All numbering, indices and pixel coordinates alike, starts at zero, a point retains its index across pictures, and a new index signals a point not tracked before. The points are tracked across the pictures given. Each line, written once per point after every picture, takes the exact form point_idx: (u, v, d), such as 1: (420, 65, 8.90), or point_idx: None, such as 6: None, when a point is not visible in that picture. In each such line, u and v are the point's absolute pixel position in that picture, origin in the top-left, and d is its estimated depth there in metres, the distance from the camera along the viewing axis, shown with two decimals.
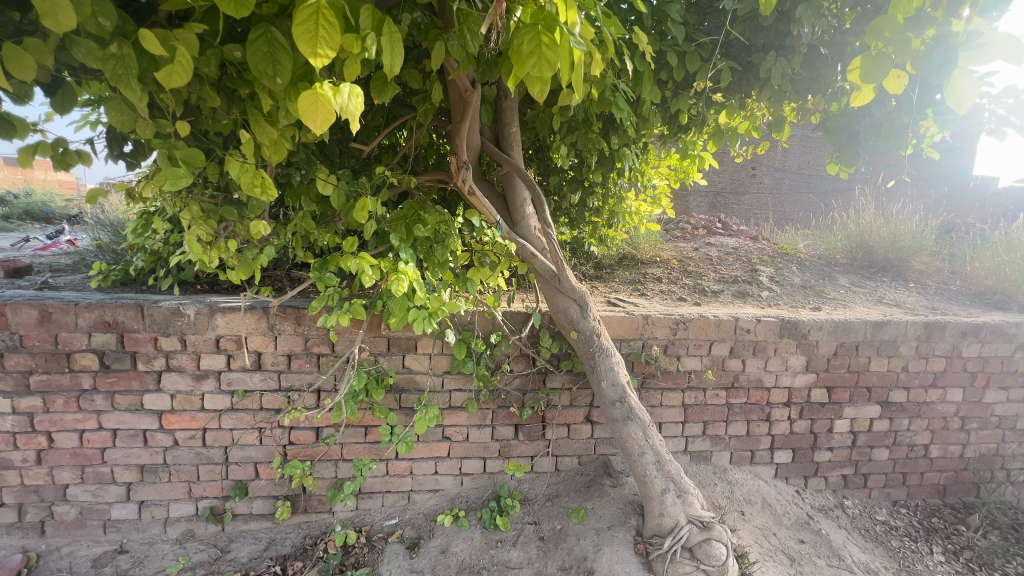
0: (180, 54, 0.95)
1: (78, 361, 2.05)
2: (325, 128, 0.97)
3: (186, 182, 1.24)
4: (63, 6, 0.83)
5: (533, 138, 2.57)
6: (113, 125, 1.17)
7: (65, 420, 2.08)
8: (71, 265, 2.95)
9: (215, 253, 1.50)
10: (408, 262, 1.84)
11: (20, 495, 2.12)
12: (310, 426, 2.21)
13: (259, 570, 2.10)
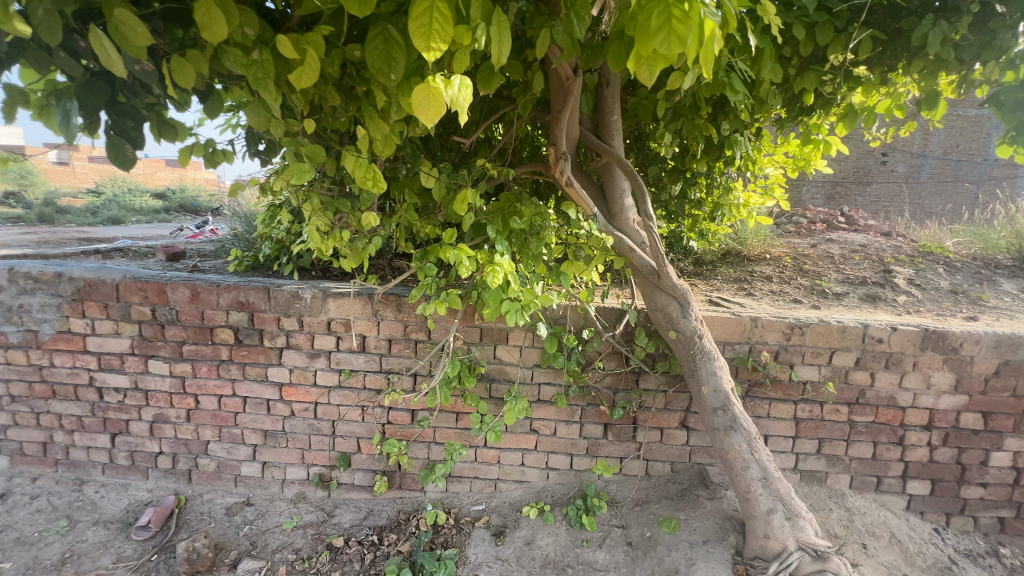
0: (309, 56, 1.03)
1: (219, 335, 2.35)
2: (435, 121, 0.99)
3: (310, 176, 1.36)
4: (218, 19, 0.92)
5: (633, 126, 2.45)
6: (252, 126, 1.30)
7: (208, 385, 2.40)
8: (214, 251, 3.39)
9: (331, 243, 1.62)
10: (503, 254, 1.85)
11: (174, 445, 2.49)
12: (406, 408, 2.33)
13: (359, 537, 2.27)
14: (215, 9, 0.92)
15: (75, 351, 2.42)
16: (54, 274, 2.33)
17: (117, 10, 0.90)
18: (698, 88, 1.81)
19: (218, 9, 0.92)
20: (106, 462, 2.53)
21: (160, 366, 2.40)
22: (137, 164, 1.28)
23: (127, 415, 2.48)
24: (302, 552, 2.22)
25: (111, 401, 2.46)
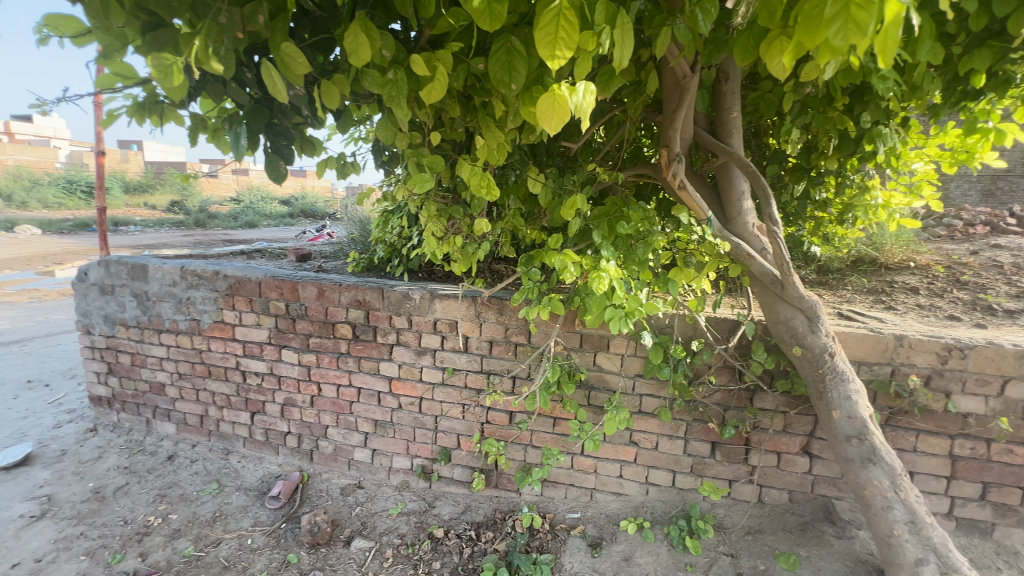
0: (439, 72, 1.08)
1: (340, 330, 2.58)
2: (558, 129, 1.00)
3: (431, 185, 1.44)
4: (363, 45, 1.01)
5: (751, 121, 2.27)
6: (381, 139, 1.40)
7: (330, 375, 2.65)
8: (334, 252, 3.75)
9: (445, 247, 1.70)
10: (609, 259, 1.81)
11: (300, 427, 2.78)
12: (505, 410, 2.38)
13: (458, 530, 2.35)
14: (361, 35, 1.00)
15: (226, 339, 2.80)
16: (213, 272, 2.72)
17: (283, 44, 1.02)
18: (836, 77, 1.63)
19: (363, 35, 1.00)
20: (246, 436, 2.89)
21: (291, 355, 2.70)
22: (289, 178, 1.45)
23: (264, 397, 2.81)
24: (407, 538, 2.35)
25: (252, 383, 2.82)
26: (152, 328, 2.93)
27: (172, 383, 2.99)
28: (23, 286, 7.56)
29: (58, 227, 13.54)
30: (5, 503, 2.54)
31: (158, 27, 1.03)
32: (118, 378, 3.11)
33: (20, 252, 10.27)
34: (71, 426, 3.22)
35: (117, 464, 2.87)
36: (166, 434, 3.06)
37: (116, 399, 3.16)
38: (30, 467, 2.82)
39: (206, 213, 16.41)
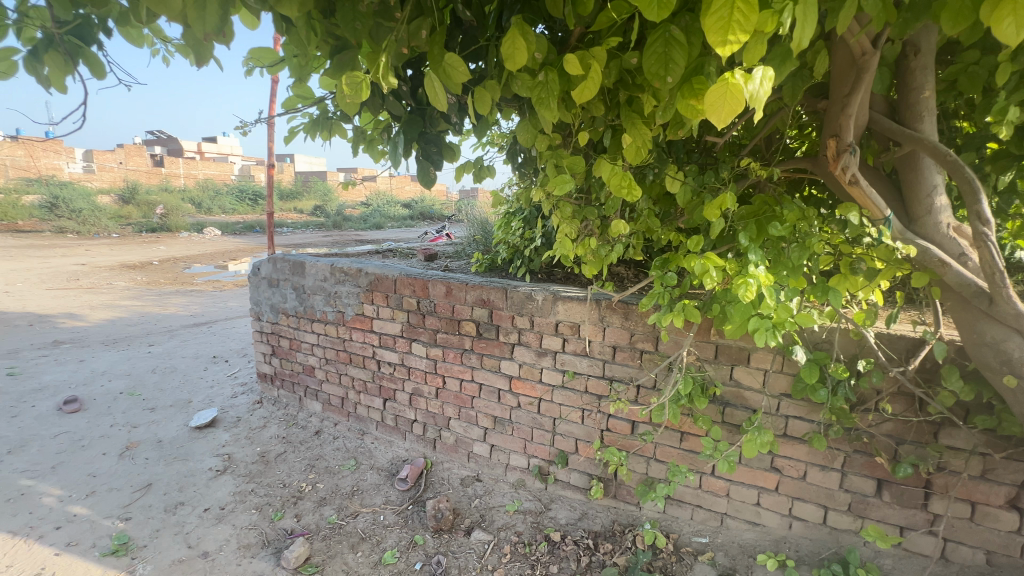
0: (593, 70, 1.05)
1: (465, 327, 2.68)
2: (729, 122, 0.90)
3: (571, 186, 1.42)
4: (520, 49, 1.02)
5: (941, 101, 1.90)
6: (521, 141, 1.42)
7: (454, 369, 2.77)
8: (456, 252, 3.94)
9: (579, 249, 1.67)
10: (758, 264, 1.62)
11: (425, 416, 2.96)
12: (627, 418, 2.28)
13: (575, 536, 2.32)
14: (518, 39, 1.01)
15: (365, 330, 3.08)
16: (357, 269, 3.02)
17: (446, 55, 1.06)
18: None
19: (521, 39, 1.01)
20: (379, 420, 3.15)
21: (420, 349, 2.88)
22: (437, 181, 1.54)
23: (395, 385, 3.04)
24: (524, 537, 2.37)
25: (385, 371, 3.06)
26: (306, 317, 3.34)
27: (320, 366, 3.37)
28: (209, 278, 9.19)
29: (232, 229, 16.29)
30: (198, 456, 3.07)
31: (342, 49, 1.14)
32: (279, 359, 3.60)
33: (206, 249, 12.50)
34: (244, 397, 3.80)
35: (277, 434, 3.31)
36: (313, 411, 3.46)
37: (276, 377, 3.66)
38: (215, 429, 3.38)
39: (341, 216, 18.49)
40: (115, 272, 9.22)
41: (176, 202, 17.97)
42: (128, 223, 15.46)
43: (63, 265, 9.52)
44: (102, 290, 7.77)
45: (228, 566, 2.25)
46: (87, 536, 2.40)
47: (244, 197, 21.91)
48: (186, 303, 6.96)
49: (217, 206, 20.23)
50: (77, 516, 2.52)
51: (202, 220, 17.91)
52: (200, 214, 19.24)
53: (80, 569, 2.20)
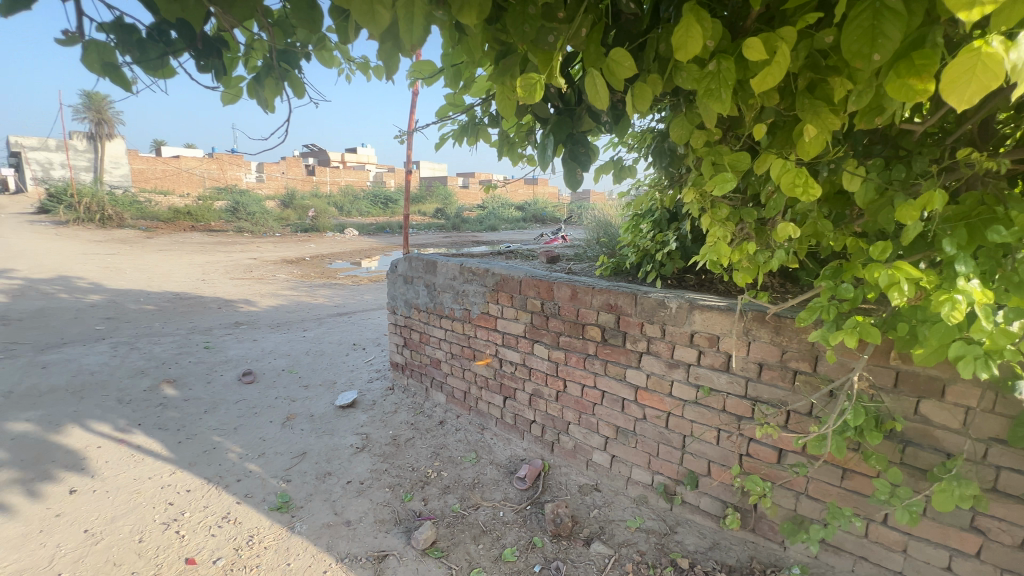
0: (781, 53, 0.93)
1: (589, 331, 2.62)
2: (975, 103, 0.73)
3: (733, 185, 1.28)
4: (696, 37, 0.94)
5: None
6: (675, 138, 1.33)
7: (576, 374, 2.72)
8: (578, 255, 3.89)
9: (737, 255, 1.49)
10: (970, 277, 1.28)
11: (544, 418, 2.95)
12: (772, 445, 2.04)
13: (705, 567, 2.14)
14: (694, 26, 0.94)
15: (489, 328, 3.18)
16: (484, 269, 3.12)
17: (613, 50, 1.01)
18: None
19: (697, 25, 0.93)
20: (498, 417, 3.24)
21: (542, 350, 2.88)
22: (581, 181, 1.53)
23: (516, 384, 3.09)
24: (647, 557, 2.24)
25: (506, 370, 3.13)
26: (435, 313, 3.55)
27: (446, 360, 3.57)
28: (349, 273, 10.34)
29: (367, 230, 18.18)
30: (341, 433, 3.43)
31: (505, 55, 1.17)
32: (409, 351, 3.89)
33: (346, 247, 14.08)
34: (378, 383, 4.18)
35: (406, 420, 3.58)
36: (438, 401, 3.67)
37: (406, 367, 3.95)
38: (355, 409, 3.75)
39: (460, 218, 19.57)
40: (277, 265, 10.82)
41: (324, 206, 20.56)
42: (287, 223, 18.07)
43: (241, 259, 11.41)
44: (269, 280, 9.17)
45: (367, 537, 2.47)
46: (259, 491, 2.81)
47: (377, 201, 24.30)
48: (331, 295, 7.89)
49: (355, 209, 22.73)
50: (251, 473, 2.97)
51: (343, 221, 20.24)
52: (342, 216, 21.77)
53: (254, 519, 2.58)
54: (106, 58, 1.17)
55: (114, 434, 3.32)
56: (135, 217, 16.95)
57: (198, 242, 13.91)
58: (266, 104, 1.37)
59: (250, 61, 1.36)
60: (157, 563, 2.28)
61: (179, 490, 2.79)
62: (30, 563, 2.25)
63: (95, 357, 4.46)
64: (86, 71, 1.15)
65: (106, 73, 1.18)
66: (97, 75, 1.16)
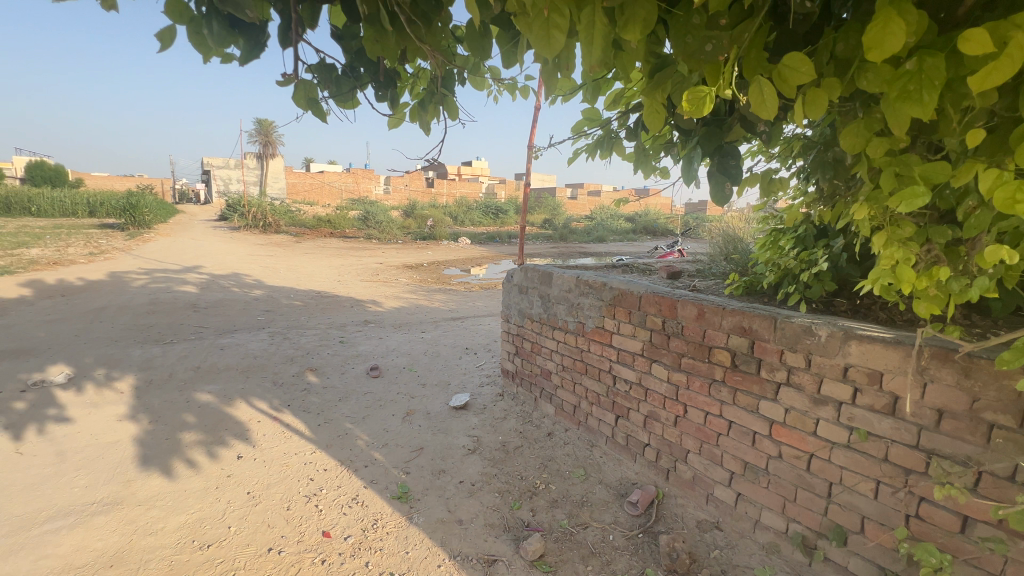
0: (1016, 45, 0.77)
1: (716, 355, 2.43)
2: None
3: (925, 202, 1.10)
4: (896, 33, 0.82)
5: None
6: (846, 148, 1.19)
7: (698, 400, 2.54)
8: (701, 271, 3.65)
9: (927, 283, 1.25)
10: None
11: (660, 442, 2.79)
12: (954, 510, 1.70)
13: None
14: (894, 21, 0.83)
15: (604, 343, 3.11)
16: (601, 283, 3.07)
17: (787, 55, 0.93)
18: None
19: (899, 20, 0.82)
20: (609, 436, 3.14)
21: (661, 371, 2.74)
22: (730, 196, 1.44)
23: (630, 404, 2.97)
24: None
25: (620, 388, 3.03)
26: (549, 324, 3.58)
27: (557, 371, 3.57)
28: (461, 279, 10.91)
29: (479, 239, 19.07)
30: (455, 432, 3.59)
31: (660, 68, 1.16)
32: (521, 359, 3.96)
33: (459, 255, 14.91)
34: (489, 388, 4.32)
35: (515, 428, 3.64)
36: (547, 412, 3.68)
37: (517, 375, 4.03)
38: (467, 411, 3.91)
39: (567, 229, 19.64)
40: (399, 270, 11.80)
41: (441, 216, 22.04)
42: (409, 231, 19.65)
43: (370, 263, 12.65)
44: (392, 284, 10.04)
45: (478, 539, 2.54)
46: (382, 479, 3.05)
47: (488, 211, 25.38)
48: (446, 300, 8.38)
49: (468, 219, 23.98)
50: (376, 461, 3.24)
51: (457, 231, 21.46)
52: (456, 226, 23.11)
53: (378, 504, 2.81)
54: (310, 94, 1.38)
55: (270, 412, 3.86)
56: (289, 224, 19.74)
57: (335, 247, 15.76)
58: (427, 127, 1.51)
59: (415, 89, 1.51)
60: (300, 531, 2.58)
61: (318, 468, 3.15)
62: (208, 513, 2.70)
63: (258, 343, 5.23)
64: (296, 107, 1.38)
65: (309, 106, 1.39)
66: (304, 109, 1.38)
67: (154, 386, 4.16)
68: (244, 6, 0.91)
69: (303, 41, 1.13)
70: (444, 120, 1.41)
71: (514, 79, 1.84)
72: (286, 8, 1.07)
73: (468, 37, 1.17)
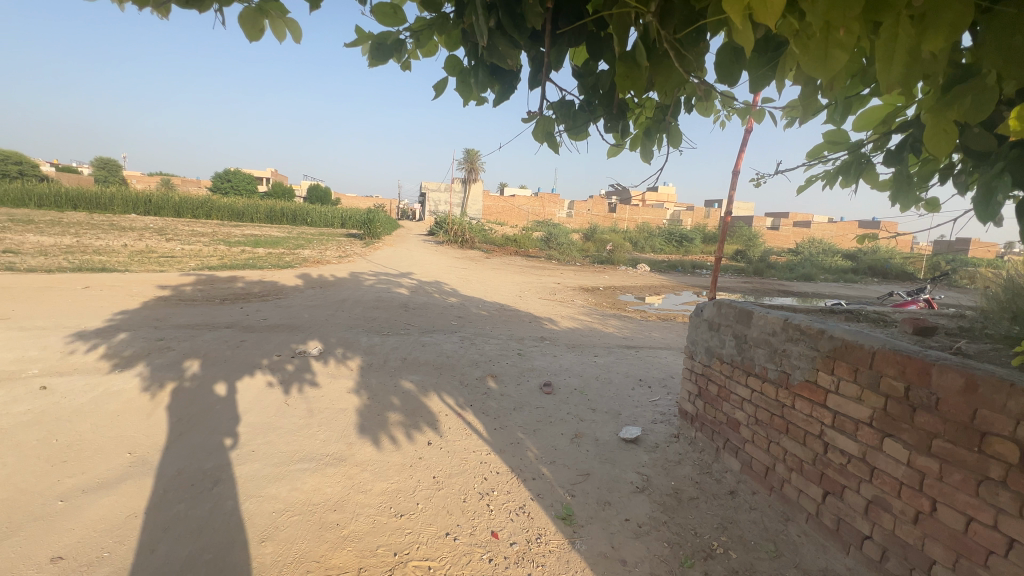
0: None
1: (993, 446, 1.83)
2: None
3: None
4: None
5: None
6: None
7: (957, 498, 1.95)
8: (968, 330, 2.83)
9: None
10: None
11: (888, 539, 2.22)
12: None
13: None
14: None
15: (815, 402, 2.64)
16: (819, 330, 2.62)
17: None
18: None
19: None
20: (812, 513, 2.63)
21: (897, 450, 2.19)
22: None
23: (846, 481, 2.44)
24: None
25: (833, 459, 2.51)
26: (742, 369, 3.20)
27: (747, 424, 3.16)
28: (638, 307, 10.62)
29: (659, 266, 18.35)
30: (623, 465, 3.45)
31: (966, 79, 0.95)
32: (703, 402, 3.62)
33: (637, 282, 14.57)
34: (662, 426, 4.05)
35: (690, 476, 3.33)
36: (730, 468, 3.27)
37: (697, 418, 3.69)
38: (637, 446, 3.73)
39: (765, 263, 17.51)
40: (576, 292, 12.06)
41: (621, 241, 21.92)
42: (588, 254, 20.01)
43: (549, 282, 13.24)
44: (569, 304, 10.32)
45: None
46: (548, 495, 3.10)
47: (671, 239, 24.19)
48: (620, 326, 8.24)
49: (649, 246, 23.26)
50: (543, 476, 3.31)
51: (636, 256, 20.98)
52: (635, 251, 22.62)
53: (543, 519, 2.86)
54: (547, 128, 1.51)
55: (456, 408, 4.30)
56: (482, 242, 22.06)
57: (520, 264, 16.99)
58: (649, 154, 1.52)
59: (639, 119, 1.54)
60: (473, 524, 2.79)
61: (491, 469, 3.37)
62: (403, 486, 3.12)
63: (451, 345, 5.92)
64: (534, 141, 1.54)
65: (546, 139, 1.52)
66: (540, 143, 1.53)
67: (373, 368, 5.04)
68: (507, 57, 1.06)
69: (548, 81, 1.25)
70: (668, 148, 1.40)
71: (747, 104, 1.73)
72: (538, 54, 1.20)
73: (716, 64, 1.13)
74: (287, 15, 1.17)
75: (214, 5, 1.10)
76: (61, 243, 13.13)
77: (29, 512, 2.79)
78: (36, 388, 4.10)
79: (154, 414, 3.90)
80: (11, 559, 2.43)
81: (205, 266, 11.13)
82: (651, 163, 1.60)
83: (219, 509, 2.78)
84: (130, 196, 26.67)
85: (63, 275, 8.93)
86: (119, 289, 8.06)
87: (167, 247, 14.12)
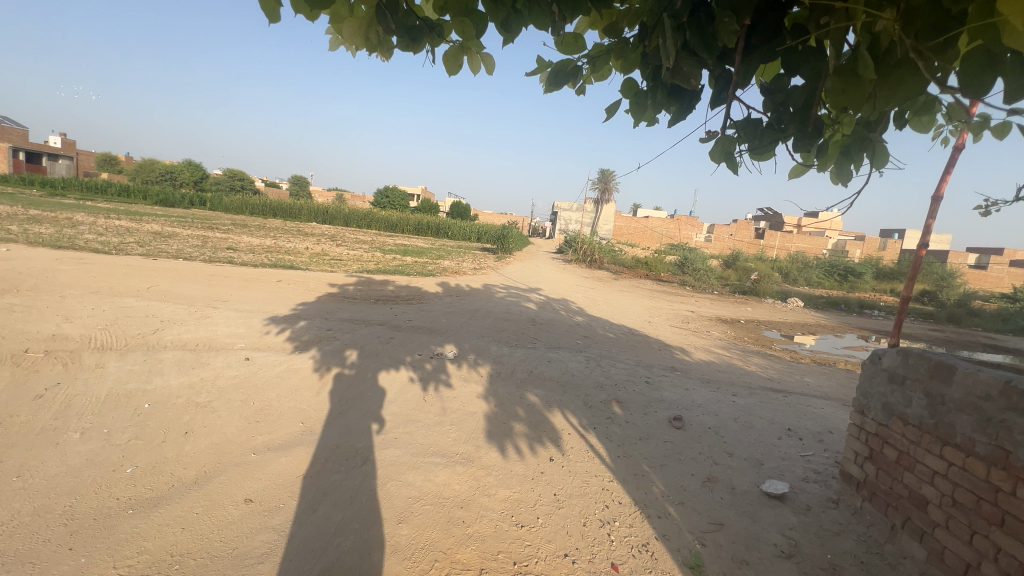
0: None
1: None
2: None
3: None
4: None
5: None
6: None
7: None
8: None
9: None
10: None
11: None
12: None
13: None
14: None
15: None
16: None
17: None
18: None
19: None
20: None
21: None
22: None
23: None
24: None
25: None
26: (937, 436, 2.62)
27: (940, 505, 2.57)
28: (787, 346, 9.42)
29: (815, 302, 16.09)
30: (765, 523, 3.05)
31: None
32: (876, 468, 3.05)
33: (786, 317, 12.97)
34: (816, 487, 3.49)
35: (854, 554, 2.80)
36: (911, 554, 2.69)
37: (866, 486, 3.12)
38: (784, 505, 3.26)
39: (964, 308, 14.27)
40: (711, 322, 11.12)
41: (768, 270, 19.76)
42: (727, 283, 18.42)
43: (681, 310, 12.45)
44: (703, 335, 9.58)
45: None
46: (675, 538, 2.88)
47: (832, 272, 21.01)
48: (764, 365, 7.37)
49: (803, 278, 20.48)
50: (670, 516, 3.09)
51: (786, 289, 18.66)
52: (785, 284, 20.11)
53: (668, 563, 2.66)
54: (726, 148, 1.44)
55: (579, 428, 4.25)
56: (611, 262, 21.72)
57: (649, 288, 16.31)
58: (846, 176, 1.36)
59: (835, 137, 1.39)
60: (592, 551, 2.72)
61: (614, 498, 3.25)
62: (524, 498, 3.17)
63: (576, 363, 5.90)
64: (710, 161, 1.48)
65: (724, 159, 1.46)
66: (718, 162, 1.46)
67: (501, 377, 5.24)
68: (691, 77, 1.03)
69: (733, 99, 1.20)
70: (873, 167, 1.27)
71: (988, 114, 1.51)
72: (724, 72, 1.17)
73: (961, 72, 0.99)
74: (484, 50, 1.33)
75: (427, 46, 1.29)
76: (264, 244, 16.24)
77: (232, 458, 3.46)
78: (242, 358, 5.10)
79: (321, 392, 4.57)
80: (218, 493, 3.04)
81: (365, 269, 12.76)
82: (846, 187, 1.42)
83: (366, 485, 3.13)
84: (314, 207, 31.96)
85: (263, 269, 10.99)
86: (300, 284, 9.65)
87: (338, 251, 16.59)
